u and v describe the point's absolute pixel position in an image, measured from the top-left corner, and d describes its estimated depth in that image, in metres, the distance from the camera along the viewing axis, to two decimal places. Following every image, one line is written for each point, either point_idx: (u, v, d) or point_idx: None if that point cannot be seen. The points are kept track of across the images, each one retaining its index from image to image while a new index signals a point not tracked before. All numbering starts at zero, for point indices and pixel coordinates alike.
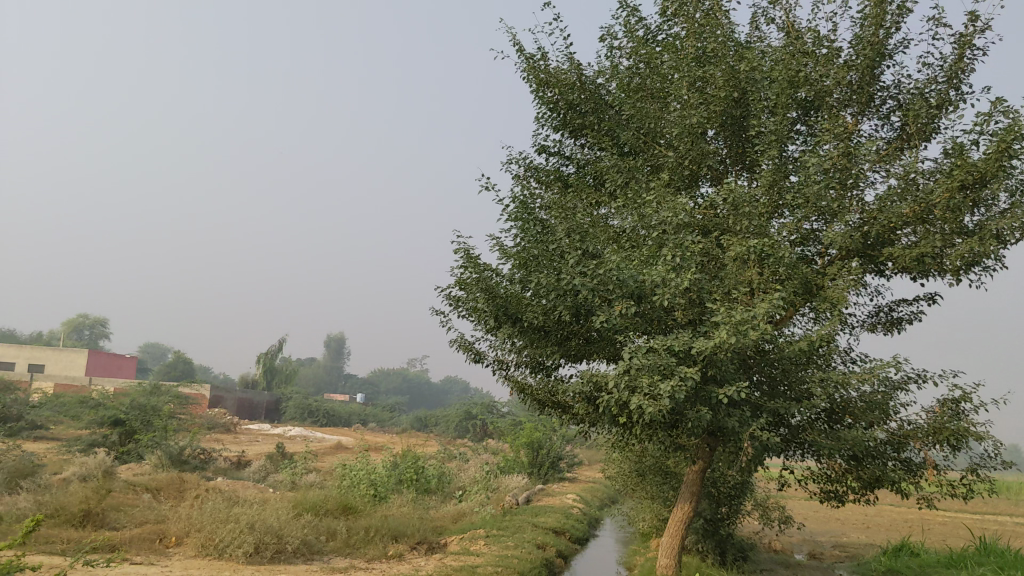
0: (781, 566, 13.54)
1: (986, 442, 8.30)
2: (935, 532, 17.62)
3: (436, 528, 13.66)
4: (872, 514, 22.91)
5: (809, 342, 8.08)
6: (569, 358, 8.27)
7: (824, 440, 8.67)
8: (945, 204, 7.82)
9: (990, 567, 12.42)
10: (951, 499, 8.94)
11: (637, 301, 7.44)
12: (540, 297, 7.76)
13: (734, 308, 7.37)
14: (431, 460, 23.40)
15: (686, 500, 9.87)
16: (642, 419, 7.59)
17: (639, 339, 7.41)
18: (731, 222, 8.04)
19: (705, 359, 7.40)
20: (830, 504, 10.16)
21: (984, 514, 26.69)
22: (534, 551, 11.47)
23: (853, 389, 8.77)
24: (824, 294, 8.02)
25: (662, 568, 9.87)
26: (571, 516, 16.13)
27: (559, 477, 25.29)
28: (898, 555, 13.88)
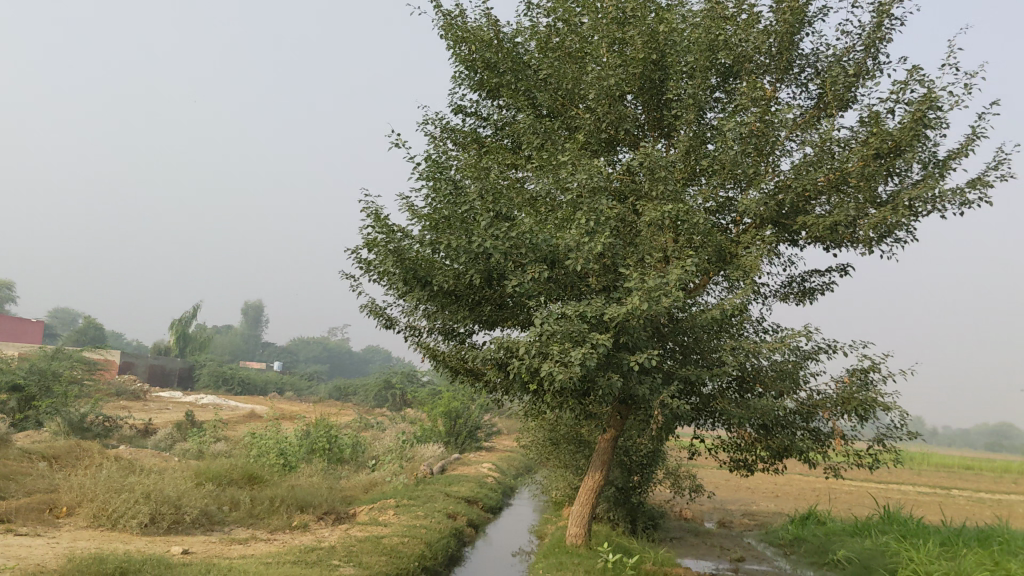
0: (691, 534, 13.62)
1: (892, 411, 8.37)
2: (841, 500, 18.01)
3: (344, 498, 13.36)
4: (781, 483, 23.36)
5: (723, 309, 7.99)
6: (480, 323, 8.01)
7: (735, 409, 8.64)
8: (860, 173, 7.77)
9: (892, 535, 12.69)
10: (857, 468, 9.02)
11: (549, 264, 7.23)
12: (451, 260, 7.46)
13: (647, 274, 7.22)
14: (346, 429, 23.04)
15: (597, 469, 9.78)
16: (552, 386, 7.41)
17: (551, 305, 7.21)
18: (647, 187, 7.86)
19: (618, 325, 7.25)
20: (739, 472, 10.20)
21: (888, 483, 27.48)
22: (444, 520, 11.27)
23: (764, 358, 8.75)
24: (738, 262, 7.94)
25: (572, 537, 9.77)
26: (485, 485, 16.01)
27: (476, 446, 25.19)
28: (805, 523, 14.11)
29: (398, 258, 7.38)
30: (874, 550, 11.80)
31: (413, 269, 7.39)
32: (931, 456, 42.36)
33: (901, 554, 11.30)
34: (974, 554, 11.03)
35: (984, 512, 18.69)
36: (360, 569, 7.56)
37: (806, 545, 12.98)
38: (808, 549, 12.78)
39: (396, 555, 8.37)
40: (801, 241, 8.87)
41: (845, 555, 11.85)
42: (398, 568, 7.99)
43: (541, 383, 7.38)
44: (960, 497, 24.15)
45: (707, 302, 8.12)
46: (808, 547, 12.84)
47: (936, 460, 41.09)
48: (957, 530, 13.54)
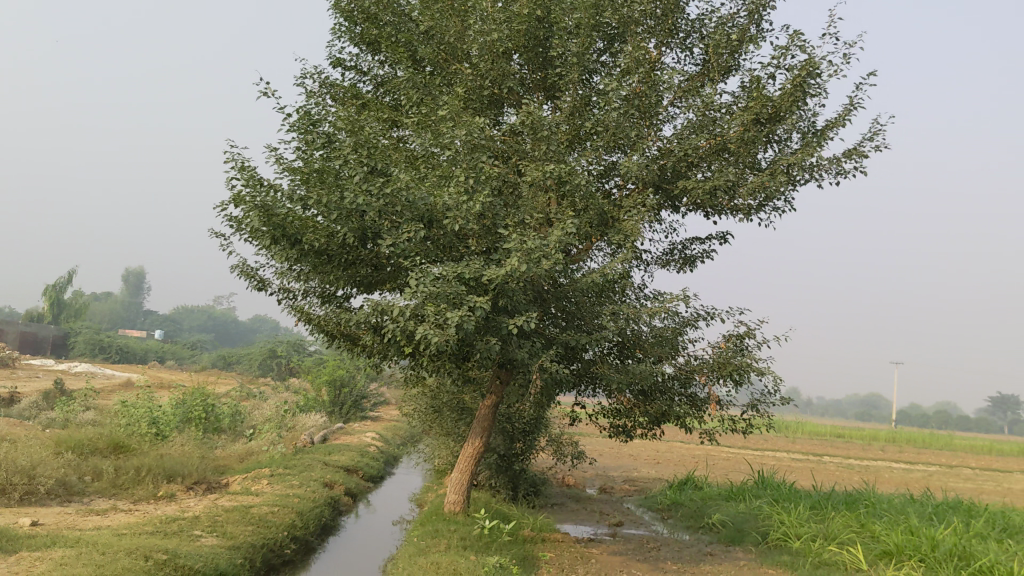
0: (572, 501, 13.65)
1: (767, 376, 8.45)
2: (719, 467, 18.42)
3: (217, 468, 12.88)
4: (663, 450, 23.78)
5: (603, 273, 7.89)
6: (354, 284, 7.70)
7: (615, 374, 8.58)
8: (740, 138, 7.76)
9: (765, 499, 13.01)
10: (732, 434, 9.11)
11: (426, 224, 6.97)
12: (323, 217, 7.13)
13: (527, 235, 7.04)
14: (226, 398, 22.35)
15: (476, 435, 9.62)
16: (428, 350, 7.17)
17: (426, 266, 6.96)
18: (529, 147, 7.67)
19: (496, 288, 7.05)
20: (618, 438, 10.20)
21: (765, 450, 28.36)
22: (320, 489, 10.96)
23: (645, 324, 8.73)
24: (619, 226, 7.84)
25: (450, 504, 9.59)
26: (367, 454, 15.72)
27: (361, 415, 24.82)
28: (683, 489, 14.33)
29: (267, 214, 7.01)
30: (748, 514, 12.04)
31: (283, 226, 7.02)
32: (806, 424, 44.00)
33: (773, 517, 11.56)
34: (840, 516, 11.37)
35: (853, 477, 19.43)
36: (224, 539, 7.22)
37: (683, 510, 13.18)
38: (685, 514, 12.97)
39: (264, 525, 8.03)
40: (682, 207, 8.85)
41: (720, 519, 12.05)
42: (265, 537, 7.67)
43: (416, 346, 7.14)
44: (831, 463, 25.09)
45: (593, 266, 7.99)
46: (685, 512, 13.02)
47: (810, 428, 42.70)
48: (827, 494, 13.97)
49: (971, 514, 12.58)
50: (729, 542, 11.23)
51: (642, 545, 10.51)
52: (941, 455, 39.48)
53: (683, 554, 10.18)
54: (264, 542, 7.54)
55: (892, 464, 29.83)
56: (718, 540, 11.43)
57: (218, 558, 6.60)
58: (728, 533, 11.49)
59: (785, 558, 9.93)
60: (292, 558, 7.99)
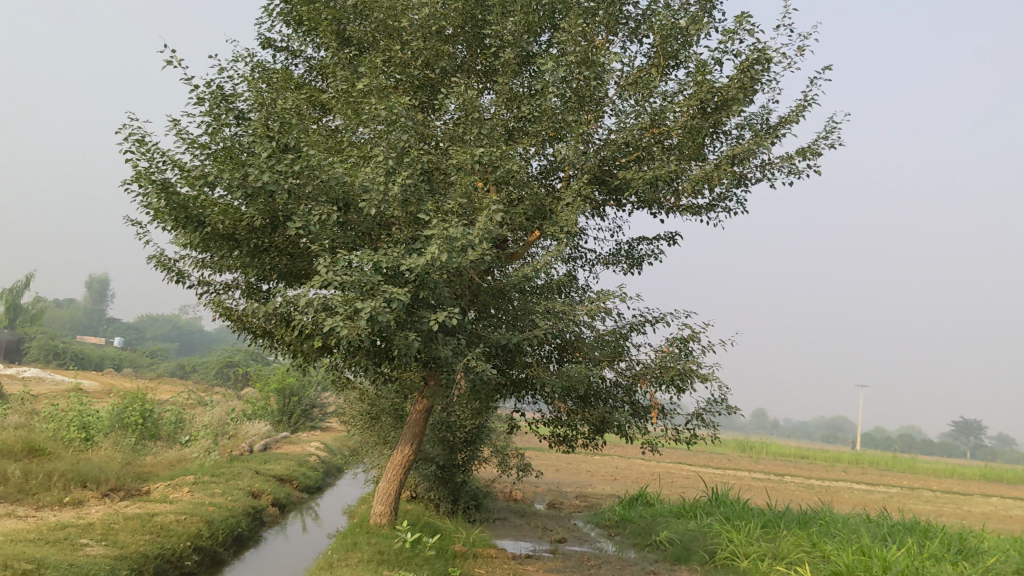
0: (516, 515, 13.07)
1: (711, 383, 7.97)
2: (673, 484, 17.95)
3: (140, 475, 12.16)
4: (620, 466, 23.29)
5: (538, 268, 7.35)
6: (267, 273, 7.11)
7: (550, 378, 8.04)
8: (687, 127, 7.26)
9: (716, 516, 12.53)
10: (676, 445, 8.61)
11: (340, 207, 6.41)
12: (229, 197, 6.54)
13: (451, 222, 6.50)
14: (168, 405, 21.56)
15: (407, 443, 9.03)
16: (341, 345, 6.58)
17: (338, 252, 6.39)
18: (461, 131, 7.14)
19: (416, 278, 6.50)
20: (558, 449, 9.67)
21: (724, 469, 27.97)
22: (243, 498, 10.29)
23: (586, 327, 8.30)
24: (557, 218, 7.33)
25: (376, 516, 8.96)
26: (306, 464, 15.04)
27: (311, 425, 24.11)
28: (633, 505, 13.83)
29: (166, 192, 6.41)
30: (696, 532, 11.54)
31: (183, 206, 6.42)
32: (769, 444, 43.74)
33: (722, 536, 11.07)
34: (791, 536, 10.89)
35: (810, 496, 19.06)
36: (111, 549, 6.55)
37: (631, 526, 12.66)
38: (633, 530, 12.45)
39: (165, 534, 7.37)
40: (626, 203, 8.38)
41: (667, 536, 11.53)
42: (163, 548, 7.01)
43: (328, 341, 6.55)
44: (789, 483, 24.74)
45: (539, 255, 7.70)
46: (633, 528, 12.49)
47: (771, 449, 42.44)
48: (781, 513, 13.51)
49: (925, 536, 12.20)
50: (676, 560, 10.71)
51: (581, 562, 9.95)
52: (903, 477, 39.32)
53: (624, 572, 9.62)
54: (160, 553, 6.88)
55: (853, 485, 29.55)
56: (664, 558, 10.90)
57: (95, 568, 5.94)
58: (675, 551, 10.97)
59: None
60: (193, 571, 7.33)
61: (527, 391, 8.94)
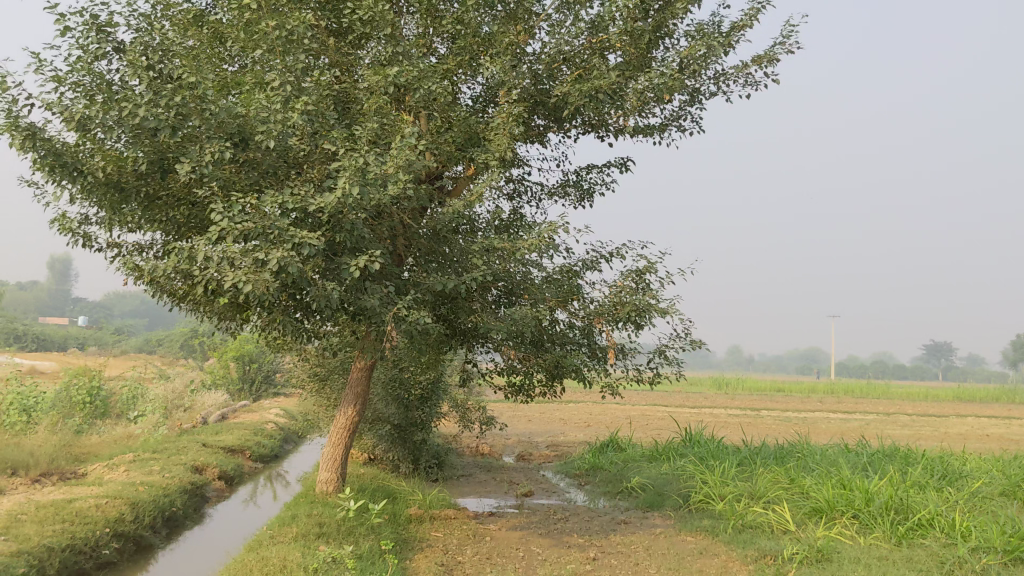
0: (482, 471, 12.45)
1: (670, 316, 7.31)
2: (647, 426, 17.45)
3: (77, 457, 11.40)
4: (594, 411, 22.80)
5: (473, 201, 6.62)
6: (165, 226, 6.34)
7: (496, 322, 7.35)
8: (627, 33, 6.53)
9: (690, 458, 12.01)
10: (638, 386, 7.99)
11: (235, 143, 5.64)
12: (110, 139, 5.74)
13: (366, 153, 5.74)
14: (122, 381, 20.75)
15: (349, 403, 8.34)
16: (251, 300, 5.84)
17: (237, 196, 5.63)
18: (376, 51, 6.36)
19: (330, 219, 5.74)
20: (515, 399, 9.01)
21: (700, 408, 27.63)
22: (182, 474, 9.59)
23: (533, 265, 7.60)
24: (490, 144, 6.60)
25: (322, 485, 8.30)
26: (262, 433, 14.34)
27: (274, 392, 23.40)
28: (604, 451, 13.28)
29: (35, 138, 5.61)
30: (670, 476, 11.01)
31: (55, 152, 5.63)
32: (745, 381, 43.60)
33: (696, 478, 10.53)
34: (768, 473, 10.37)
35: (787, 430, 18.68)
36: (7, 544, 5.84)
37: (603, 474, 12.10)
38: (604, 477, 11.90)
39: (79, 522, 6.67)
40: (569, 127, 7.64)
41: (639, 482, 10.99)
42: (73, 537, 6.31)
43: (235, 299, 5.80)
44: (766, 417, 24.42)
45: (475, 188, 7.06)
46: (604, 475, 11.93)
47: (747, 384, 42.29)
48: (757, 449, 13.02)
49: (907, 462, 11.76)
50: (649, 507, 10.17)
51: (548, 516, 9.35)
52: (878, 403, 39.36)
53: (593, 524, 9.01)
54: (68, 544, 6.18)
55: (829, 414, 29.37)
56: (636, 505, 10.34)
57: None
58: (648, 497, 10.42)
59: (705, 523, 8.87)
60: (111, 559, 6.64)
61: (475, 340, 8.24)
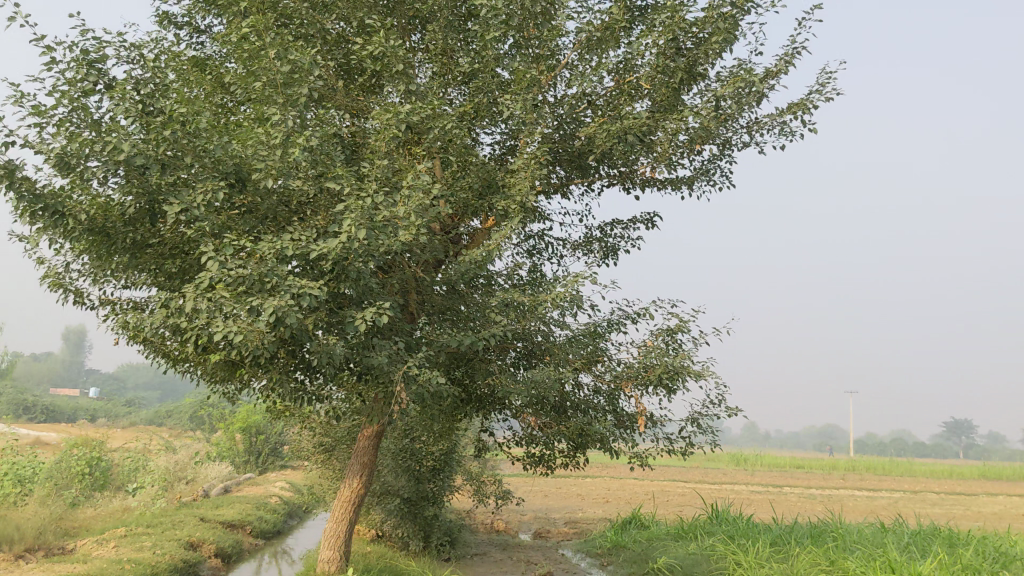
0: (496, 549, 11.72)
1: (705, 379, 6.71)
2: (669, 502, 16.68)
3: (67, 532, 10.73)
4: (612, 486, 21.98)
5: (490, 252, 6.10)
6: (156, 276, 5.83)
7: (514, 386, 6.78)
8: (659, 73, 6.10)
9: (719, 536, 11.27)
10: (669, 457, 7.36)
11: (230, 185, 5.17)
12: (95, 180, 5.27)
13: (375, 195, 5.25)
14: (125, 452, 20.12)
15: (355, 473, 7.73)
16: (246, 357, 5.29)
17: (232, 241, 5.14)
18: (390, 90, 5.94)
19: (335, 268, 5.23)
20: (535, 472, 8.36)
21: (720, 483, 26.73)
22: (175, 551, 8.93)
23: (554, 323, 7.05)
24: (511, 190, 6.10)
25: (323, 563, 7.62)
26: (265, 507, 13.65)
27: (281, 464, 22.70)
28: (627, 529, 12.55)
29: (13, 179, 5.14)
30: (698, 556, 10.27)
31: (35, 194, 5.15)
32: (764, 456, 42.57)
33: (727, 559, 9.79)
34: (806, 554, 9.63)
35: (816, 507, 17.85)
36: None
37: (625, 553, 11.35)
38: (628, 557, 11.15)
39: None
40: (594, 175, 7.18)
41: (666, 562, 10.25)
42: None
43: (227, 356, 5.26)
44: (790, 494, 23.55)
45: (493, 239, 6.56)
46: (627, 555, 11.18)
47: (767, 460, 41.21)
48: (789, 527, 12.26)
49: (952, 543, 10.99)
50: None
51: None
52: (902, 481, 38.20)
53: None
54: None
55: (855, 492, 28.38)
56: None
57: None
58: None
59: None
60: None
61: (492, 405, 7.66)
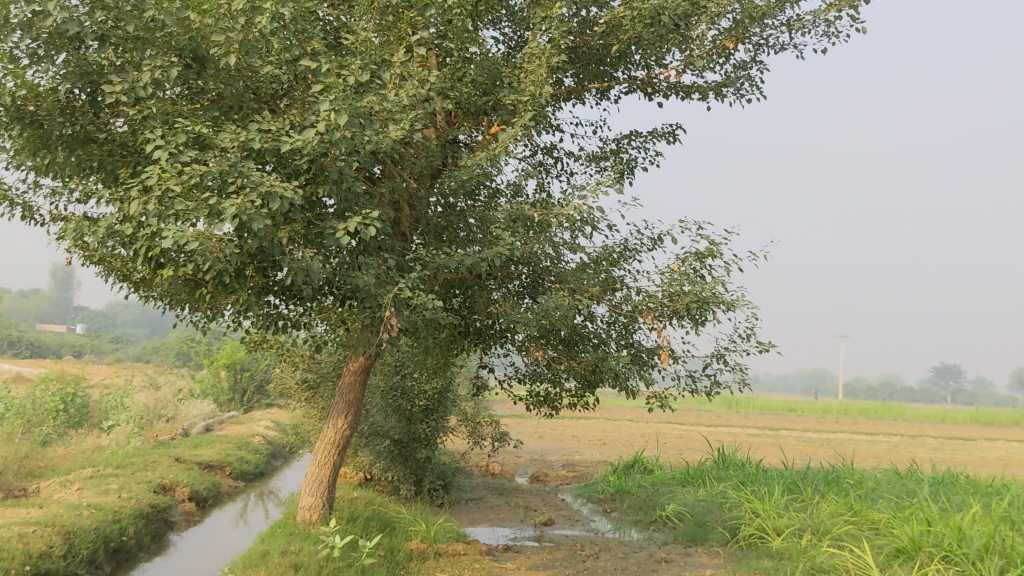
0: (492, 494, 11.00)
1: (736, 308, 5.88)
2: (671, 445, 16.00)
3: (31, 471, 9.96)
4: (608, 428, 21.33)
5: (496, 157, 5.23)
6: (104, 180, 4.96)
7: (521, 316, 5.95)
8: None
9: (729, 482, 10.56)
10: (691, 398, 6.56)
11: (186, 65, 4.31)
12: (23, 58, 4.37)
13: (360, 82, 4.39)
14: (104, 389, 19.32)
15: (339, 413, 6.94)
16: (206, 272, 4.45)
17: (187, 132, 4.28)
18: None
19: (311, 168, 4.37)
20: (539, 413, 7.58)
21: (717, 426, 26.13)
22: (144, 494, 8.16)
23: (565, 246, 6.21)
24: (520, 83, 5.22)
25: (305, 511, 6.87)
26: (248, 448, 12.90)
27: (267, 403, 21.96)
28: (630, 473, 11.85)
29: None
30: (710, 504, 9.57)
31: None
32: (759, 400, 42.08)
33: (742, 507, 9.09)
34: (828, 504, 8.92)
35: (821, 452, 17.20)
36: None
37: (630, 499, 10.65)
38: (634, 502, 10.45)
39: None
40: (613, 75, 6.32)
41: (675, 510, 9.53)
42: None
43: (184, 271, 4.43)
44: (788, 437, 22.97)
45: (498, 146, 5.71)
46: (632, 501, 10.47)
47: (761, 403, 40.74)
48: (802, 472, 11.56)
49: (979, 492, 10.30)
50: (690, 538, 8.71)
51: (574, 551, 7.88)
52: (897, 425, 37.80)
53: (629, 563, 7.57)
54: None
55: (852, 436, 27.85)
56: (674, 537, 8.88)
57: None
58: (686, 528, 8.95)
59: (764, 563, 7.41)
60: None
61: (493, 339, 6.90)
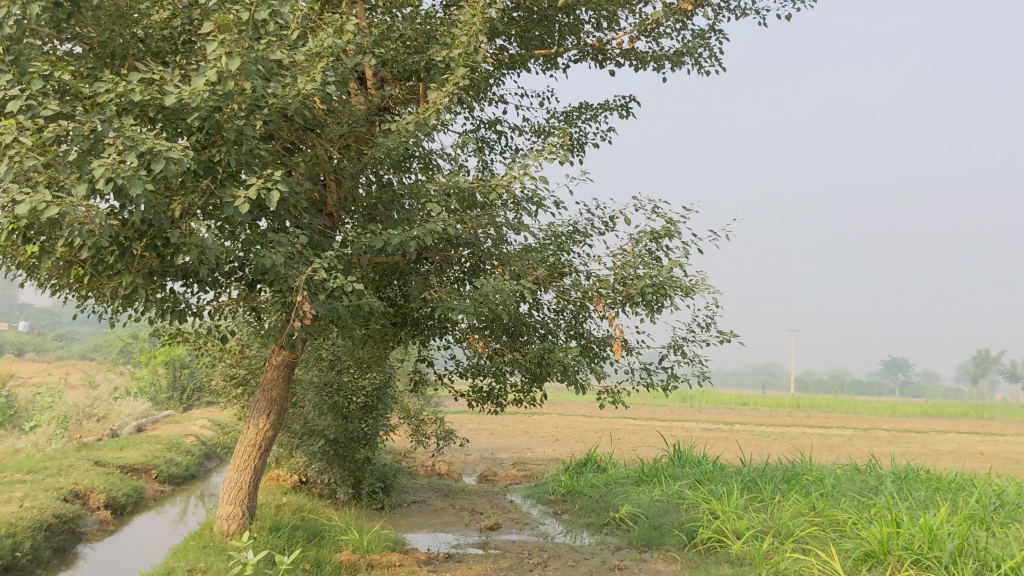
0: (437, 496, 10.39)
1: (693, 292, 5.36)
2: (625, 441, 15.52)
3: None
4: (561, 424, 20.82)
5: (427, 119, 4.65)
6: None
7: (458, 303, 5.37)
8: None
9: (686, 481, 10.08)
10: (647, 393, 6.03)
11: (54, 4, 3.45)
12: None
13: (262, 25, 3.79)
14: (32, 387, 18.35)
15: (261, 412, 6.29)
16: (80, 249, 3.81)
17: (54, 82, 3.63)
18: None
19: (204, 127, 3.77)
20: (483, 411, 7.00)
21: (672, 420, 25.77)
22: (50, 502, 7.42)
23: (507, 225, 5.65)
24: (453, 37, 4.65)
25: (222, 521, 6.21)
26: (179, 450, 12.14)
27: (208, 401, 21.10)
28: (582, 472, 11.32)
29: None
30: (666, 505, 9.07)
31: None
32: (713, 394, 41.93)
33: (700, 508, 8.60)
34: (789, 503, 8.46)
35: (777, 446, 16.85)
36: None
37: (582, 499, 10.13)
38: (586, 503, 9.92)
39: None
40: (560, 17, 5.86)
41: (629, 511, 9.02)
42: None
43: (55, 249, 3.78)
44: (744, 431, 22.67)
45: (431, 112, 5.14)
46: (584, 502, 9.93)
47: (715, 398, 40.57)
48: (760, 469, 11.13)
49: (941, 488, 9.93)
50: (645, 543, 8.19)
51: (521, 559, 7.31)
52: (850, 418, 37.83)
53: (580, 572, 7.02)
54: None
55: (807, 429, 27.66)
56: (629, 540, 8.36)
57: None
58: (642, 531, 8.44)
59: (724, 570, 6.91)
60: None
61: (431, 330, 6.27)
